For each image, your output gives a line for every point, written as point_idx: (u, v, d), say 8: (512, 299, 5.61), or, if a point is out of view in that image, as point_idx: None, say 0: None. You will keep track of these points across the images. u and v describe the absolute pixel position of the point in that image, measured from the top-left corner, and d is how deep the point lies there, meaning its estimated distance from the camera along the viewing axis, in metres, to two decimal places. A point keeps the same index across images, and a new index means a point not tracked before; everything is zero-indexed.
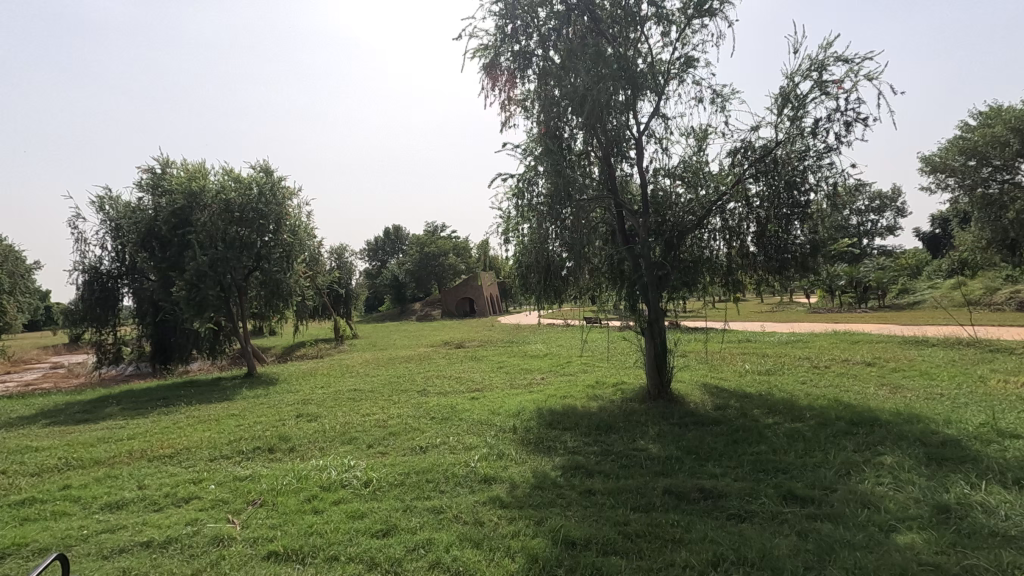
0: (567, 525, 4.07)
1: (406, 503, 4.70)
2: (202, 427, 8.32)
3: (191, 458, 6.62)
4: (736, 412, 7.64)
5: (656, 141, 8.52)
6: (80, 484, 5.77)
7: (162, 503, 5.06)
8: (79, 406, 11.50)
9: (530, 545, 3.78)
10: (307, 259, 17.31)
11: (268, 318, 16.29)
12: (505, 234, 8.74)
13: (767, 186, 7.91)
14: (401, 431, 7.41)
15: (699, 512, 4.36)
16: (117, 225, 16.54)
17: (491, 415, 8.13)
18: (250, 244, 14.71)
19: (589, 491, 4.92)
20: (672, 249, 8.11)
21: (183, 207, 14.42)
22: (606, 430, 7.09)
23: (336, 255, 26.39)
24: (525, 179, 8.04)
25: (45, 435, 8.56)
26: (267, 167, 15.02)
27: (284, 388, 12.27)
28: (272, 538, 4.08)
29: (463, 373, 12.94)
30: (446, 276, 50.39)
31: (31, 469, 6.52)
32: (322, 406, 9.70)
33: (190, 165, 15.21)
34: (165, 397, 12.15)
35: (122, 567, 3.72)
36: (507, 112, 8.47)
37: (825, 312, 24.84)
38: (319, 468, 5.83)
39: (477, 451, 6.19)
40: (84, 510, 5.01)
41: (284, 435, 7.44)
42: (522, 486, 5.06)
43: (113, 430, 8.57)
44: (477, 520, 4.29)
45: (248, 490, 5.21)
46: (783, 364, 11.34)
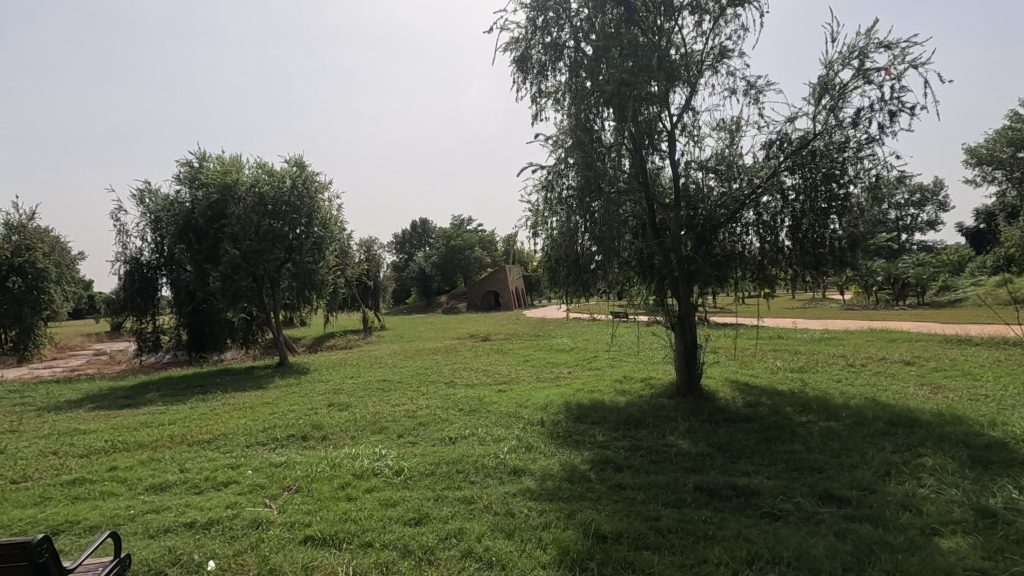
0: (598, 519, 4.07)
1: (437, 492, 4.76)
2: (238, 415, 8.57)
3: (229, 444, 6.82)
4: (768, 409, 7.51)
5: (688, 133, 8.38)
6: (126, 466, 6.01)
7: (203, 486, 5.24)
8: (122, 391, 11.96)
9: (561, 538, 3.79)
10: (338, 251, 17.65)
11: (299, 309, 16.65)
12: (534, 228, 8.73)
13: (803, 179, 7.70)
14: (430, 422, 7.50)
15: (732, 510, 4.31)
16: (157, 218, 17.10)
17: (518, 407, 8.17)
18: (284, 236, 15.05)
19: (619, 485, 4.90)
20: (704, 244, 8.02)
21: (218, 200, 14.80)
22: (634, 425, 7.06)
23: (364, 248, 26.88)
24: (555, 171, 8.01)
25: (91, 419, 8.94)
26: (299, 161, 15.31)
27: (315, 377, 12.54)
28: (308, 523, 4.18)
29: (490, 365, 13.03)
30: (472, 269, 50.77)
31: (80, 451, 6.83)
32: (352, 396, 9.87)
33: (225, 159, 15.59)
34: (202, 384, 12.56)
35: (167, 546, 3.87)
36: (537, 105, 8.44)
37: (860, 309, 24.19)
38: (351, 456, 5.95)
39: (506, 444, 6.23)
40: (131, 491, 5.23)
41: (317, 424, 7.61)
42: (552, 479, 5.08)
43: (154, 416, 8.89)
44: (508, 511, 4.32)
45: (284, 476, 5.35)
46: (816, 361, 11.10)
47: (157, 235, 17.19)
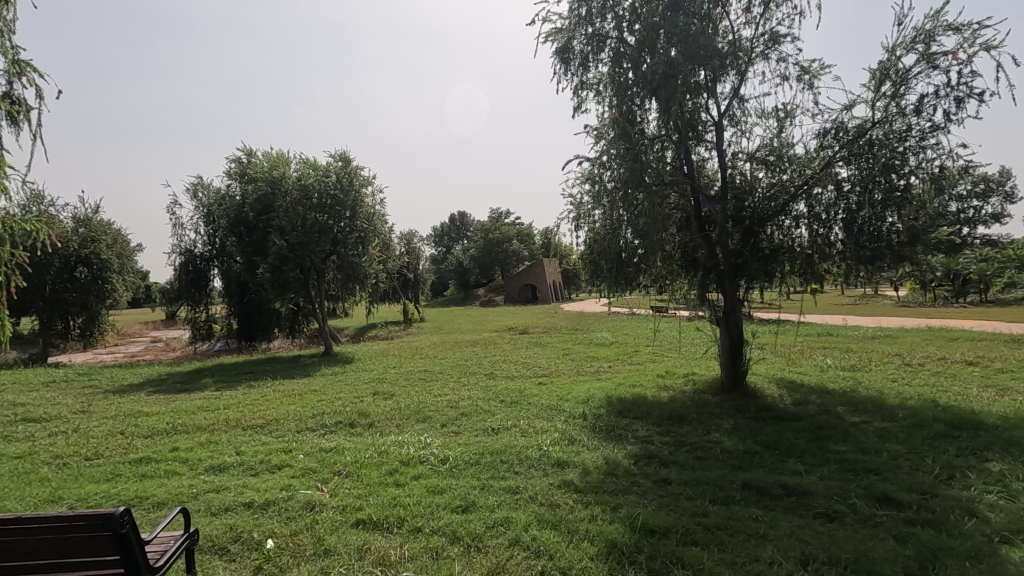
0: (645, 513, 4.05)
1: (482, 481, 4.84)
2: (287, 401, 8.89)
3: (281, 429, 7.10)
4: (818, 408, 7.29)
5: (737, 123, 8.16)
6: (186, 447, 6.34)
7: (258, 469, 5.47)
8: (178, 377, 12.55)
9: (607, 530, 3.79)
10: (381, 244, 17.98)
11: (343, 301, 17.07)
12: (576, 221, 8.69)
13: (859, 170, 7.40)
14: (472, 413, 7.58)
15: (784, 509, 4.22)
16: (209, 211, 17.82)
17: (559, 400, 8.16)
18: (329, 229, 15.44)
19: (664, 480, 4.86)
20: (750, 237, 7.92)
21: (266, 194, 15.31)
22: (678, 420, 6.96)
23: (404, 241, 27.33)
24: (597, 163, 7.95)
25: (153, 401, 9.46)
26: (343, 155, 15.66)
27: (358, 367, 12.86)
28: (359, 507, 4.31)
29: (529, 358, 13.06)
30: (510, 262, 50.88)
31: (145, 432, 7.24)
32: (395, 385, 10.08)
33: (272, 154, 16.08)
34: (252, 371, 13.06)
35: (228, 524, 4.06)
36: (579, 97, 8.38)
37: (917, 306, 23.06)
38: (397, 444, 6.09)
39: (548, 436, 6.25)
40: (192, 471, 5.51)
41: (363, 412, 7.81)
42: (594, 472, 5.08)
43: (210, 400, 9.31)
44: (553, 502, 4.35)
45: (334, 461, 5.53)
46: (869, 360, 10.69)
47: (209, 228, 17.93)
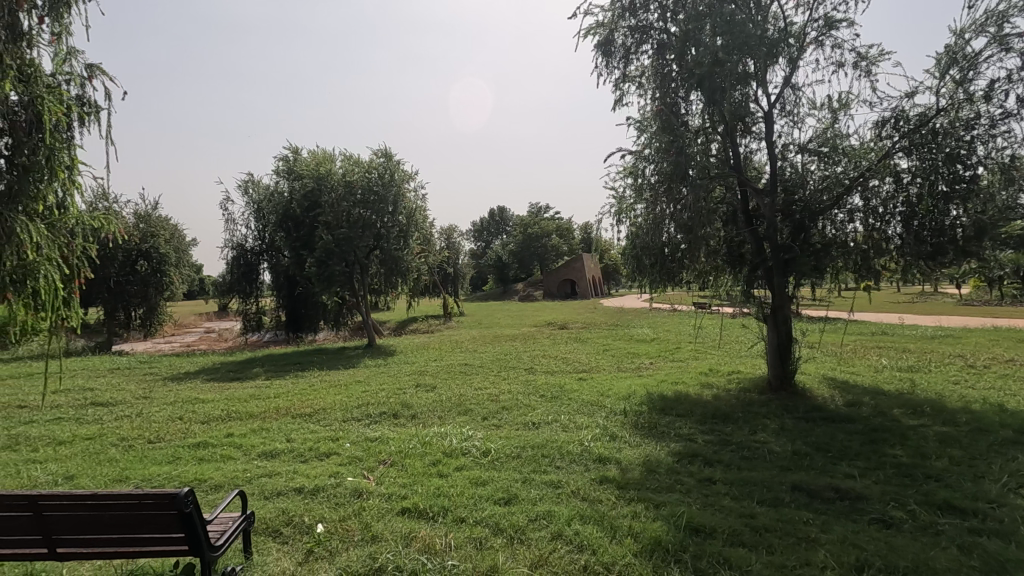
0: (689, 512, 3.99)
1: (524, 474, 4.87)
2: (333, 391, 9.16)
3: (328, 417, 7.33)
4: (872, 410, 7.00)
5: (789, 113, 7.88)
6: (240, 433, 6.63)
7: (307, 455, 5.67)
8: (230, 366, 13.11)
9: (652, 528, 3.75)
10: (422, 238, 18.25)
11: (386, 295, 17.42)
12: (618, 216, 8.58)
13: (921, 160, 7.03)
14: (513, 407, 7.63)
15: (836, 513, 4.07)
16: (259, 207, 18.48)
17: (600, 396, 8.11)
18: (372, 224, 15.75)
19: (709, 479, 4.77)
20: (801, 231, 7.64)
21: (313, 189, 15.80)
22: (723, 419, 6.82)
23: (444, 235, 27.66)
24: (639, 157, 7.82)
25: (209, 389, 9.92)
26: (385, 151, 15.93)
27: (400, 359, 13.11)
28: (404, 496, 4.41)
29: (569, 353, 13.01)
30: (549, 257, 50.75)
31: (202, 418, 7.60)
32: (436, 378, 10.23)
33: (318, 151, 16.53)
34: (300, 362, 13.51)
35: (281, 508, 4.23)
36: (621, 91, 8.25)
37: (980, 305, 21.76)
38: (439, 435, 6.19)
39: (588, 431, 6.23)
40: (246, 456, 5.76)
41: (406, 403, 7.97)
42: (636, 469, 5.04)
43: (260, 389, 9.70)
44: (595, 498, 4.33)
45: (379, 451, 5.67)
46: (928, 360, 10.19)
47: (259, 224, 18.60)
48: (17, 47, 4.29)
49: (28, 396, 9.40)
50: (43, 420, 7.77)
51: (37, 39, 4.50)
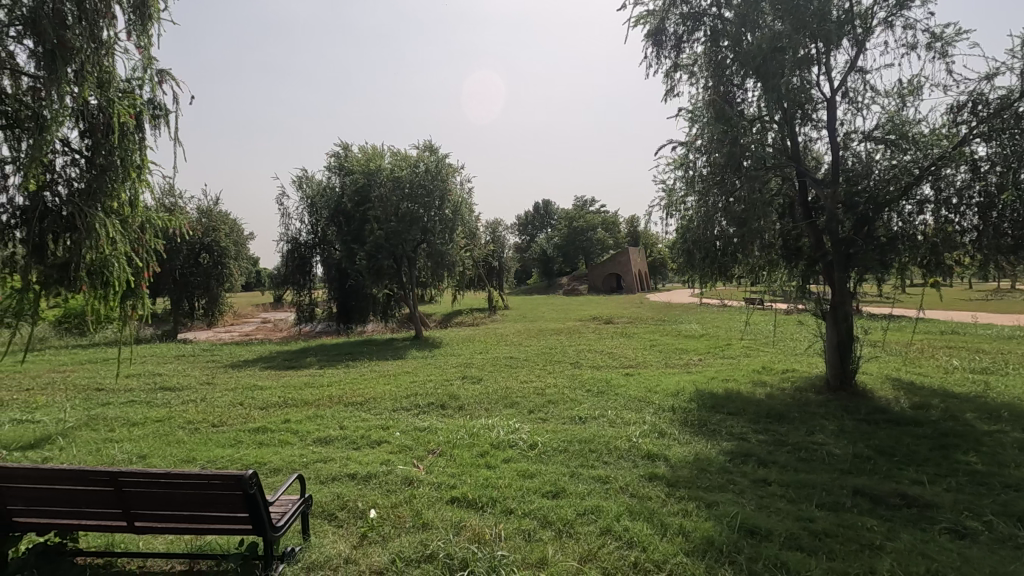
0: (743, 513, 3.88)
1: (572, 468, 4.86)
2: (383, 381, 9.41)
3: (378, 406, 7.53)
4: (942, 413, 6.60)
5: (853, 99, 7.47)
6: (296, 419, 6.90)
7: (359, 443, 5.84)
8: (286, 355, 13.65)
9: (704, 528, 3.67)
10: (468, 232, 18.39)
11: (432, 287, 17.67)
12: (667, 209, 8.40)
13: (1001, 147, 6.53)
14: (559, 400, 7.61)
15: (903, 521, 3.87)
16: (312, 202, 19.10)
17: (647, 392, 7.98)
18: (419, 218, 15.96)
19: (764, 480, 4.62)
20: (864, 224, 7.24)
21: (364, 184, 16.28)
22: (777, 418, 6.59)
23: (489, 229, 27.79)
24: (691, 148, 7.60)
25: (267, 377, 10.37)
26: (432, 146, 16.12)
27: (447, 351, 13.31)
28: (453, 485, 4.48)
29: (615, 348, 12.87)
30: (594, 251, 50.21)
31: (261, 403, 7.96)
32: (482, 370, 10.33)
33: (367, 147, 16.91)
34: (351, 352, 13.93)
35: (336, 493, 4.39)
36: (672, 81, 8.03)
37: None
38: (487, 427, 6.26)
39: (637, 427, 6.14)
40: (302, 441, 5.99)
41: (453, 394, 8.09)
42: (687, 467, 4.93)
43: (314, 378, 10.07)
44: (644, 494, 4.27)
45: (428, 440, 5.79)
46: (1005, 362, 9.51)
47: (312, 218, 19.22)
48: (99, 55, 4.67)
49: (105, 379, 10.09)
50: (119, 402, 8.33)
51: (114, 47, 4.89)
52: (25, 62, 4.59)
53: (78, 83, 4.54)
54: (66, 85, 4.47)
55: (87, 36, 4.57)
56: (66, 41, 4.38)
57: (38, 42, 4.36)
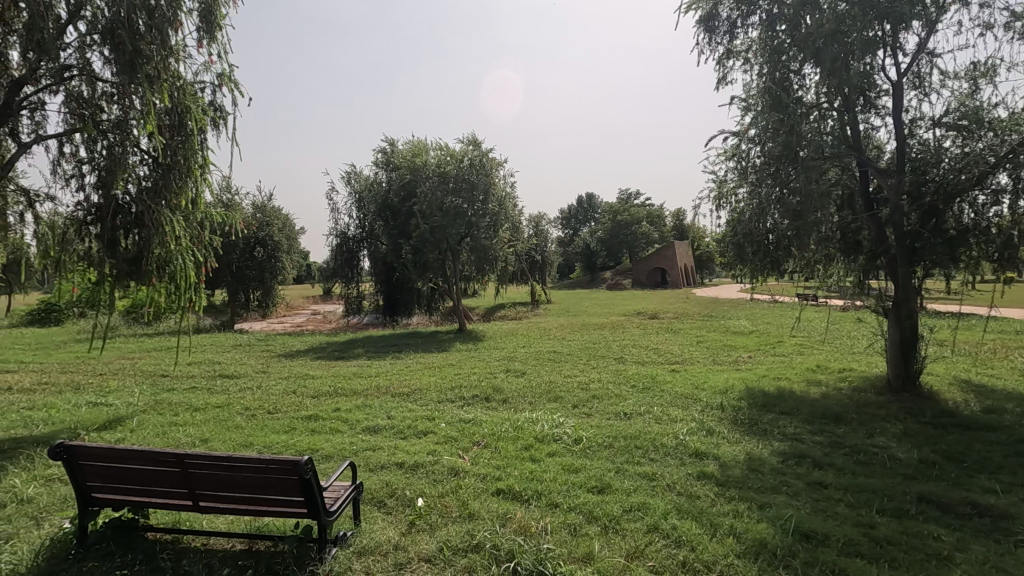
0: (798, 516, 3.74)
1: (617, 464, 4.82)
2: (428, 373, 9.58)
3: (424, 398, 7.67)
4: (1018, 418, 6.17)
5: (921, 84, 7.04)
6: (346, 408, 7.11)
7: (406, 432, 5.97)
8: (335, 346, 14.08)
9: (756, 530, 3.56)
10: (511, 227, 18.44)
11: (475, 281, 17.82)
12: (717, 201, 8.15)
13: None
14: (603, 396, 7.55)
15: (973, 531, 3.65)
16: (359, 197, 19.56)
17: (694, 389, 7.81)
18: (463, 212, 16.11)
19: (820, 483, 4.44)
20: (932, 216, 6.80)
21: (410, 179, 16.62)
22: (833, 419, 6.32)
23: (533, 224, 27.77)
24: (744, 138, 7.33)
25: (317, 367, 10.73)
26: (476, 140, 16.22)
27: (490, 344, 13.40)
28: (498, 478, 4.51)
29: (660, 344, 12.65)
30: (639, 245, 49.41)
31: (312, 392, 8.24)
32: (526, 364, 10.36)
33: (413, 142, 17.18)
34: (397, 344, 14.23)
35: (385, 480, 4.50)
36: (725, 67, 7.77)
37: None
38: (532, 420, 6.27)
39: (684, 425, 6.02)
40: (351, 430, 6.17)
41: (497, 387, 8.15)
42: (738, 466, 4.79)
43: (362, 368, 10.36)
44: (692, 493, 4.19)
45: (473, 432, 5.85)
46: None
47: (360, 213, 19.71)
48: (166, 60, 5.01)
49: (169, 366, 10.67)
50: (182, 388, 8.80)
51: (182, 54, 5.22)
52: (103, 70, 4.95)
53: (151, 89, 4.87)
54: (141, 90, 4.80)
55: (159, 44, 4.91)
56: (140, 48, 4.77)
57: (119, 52, 4.72)
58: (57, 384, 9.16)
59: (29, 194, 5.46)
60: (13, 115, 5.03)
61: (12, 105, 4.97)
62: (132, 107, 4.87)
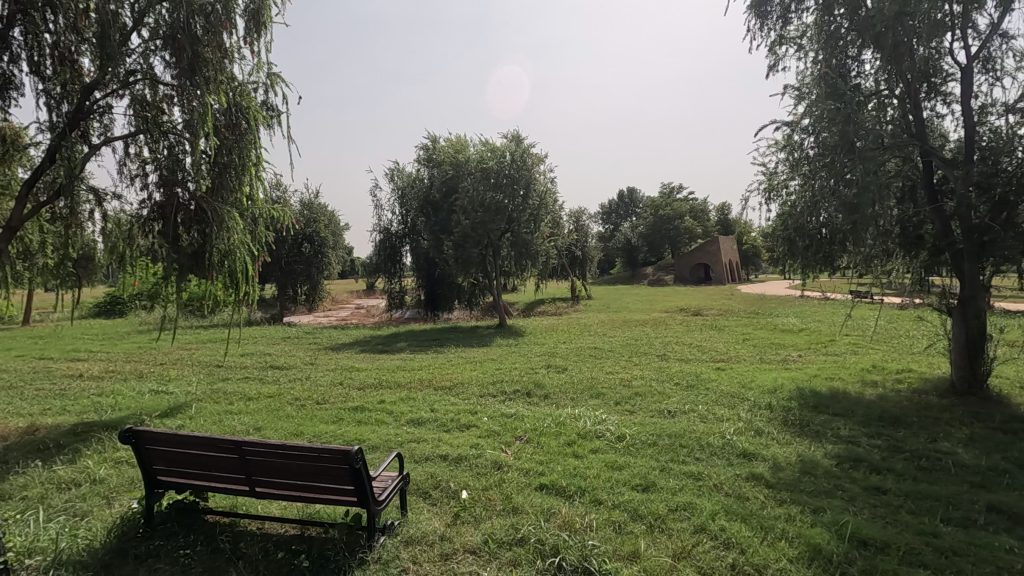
0: (856, 522, 3.59)
1: (662, 463, 4.74)
2: (470, 367, 9.67)
3: (466, 392, 7.74)
4: None
5: (993, 66, 6.60)
6: (390, 401, 7.26)
7: (449, 426, 6.05)
8: (378, 339, 14.38)
9: (810, 534, 3.44)
10: (552, 221, 18.36)
11: (516, 277, 17.85)
12: (767, 194, 7.88)
13: None
14: (646, 393, 7.43)
15: None
16: (402, 193, 19.88)
17: (741, 388, 7.60)
18: (504, 208, 16.15)
19: (878, 489, 4.24)
20: (1003, 209, 6.36)
21: (451, 175, 16.87)
22: (891, 422, 6.03)
23: (573, 219, 27.57)
24: (797, 128, 7.05)
25: (362, 360, 10.99)
26: (517, 136, 16.19)
27: (530, 340, 13.39)
28: (541, 473, 4.52)
29: (705, 341, 12.36)
30: (681, 240, 48.36)
31: (358, 384, 8.46)
32: (567, 360, 10.31)
33: (454, 138, 17.31)
34: (438, 338, 14.43)
35: (429, 472, 4.57)
36: (777, 54, 7.47)
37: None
38: (574, 417, 6.24)
39: (731, 424, 5.87)
40: (395, 422, 6.29)
41: (538, 383, 8.15)
42: (789, 468, 4.64)
43: (405, 362, 10.54)
44: (741, 494, 4.08)
45: (515, 427, 5.87)
46: None
47: (403, 209, 20.03)
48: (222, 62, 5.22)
49: (224, 357, 11.14)
50: (236, 378, 9.18)
51: (236, 55, 5.42)
52: (164, 73, 5.19)
53: (208, 90, 5.08)
54: (201, 93, 5.04)
55: (215, 46, 5.11)
56: (199, 51, 5.00)
57: (180, 57, 4.96)
58: (122, 373, 9.70)
59: (97, 193, 5.77)
60: (84, 119, 5.32)
61: (82, 109, 5.26)
62: (192, 109, 5.11)
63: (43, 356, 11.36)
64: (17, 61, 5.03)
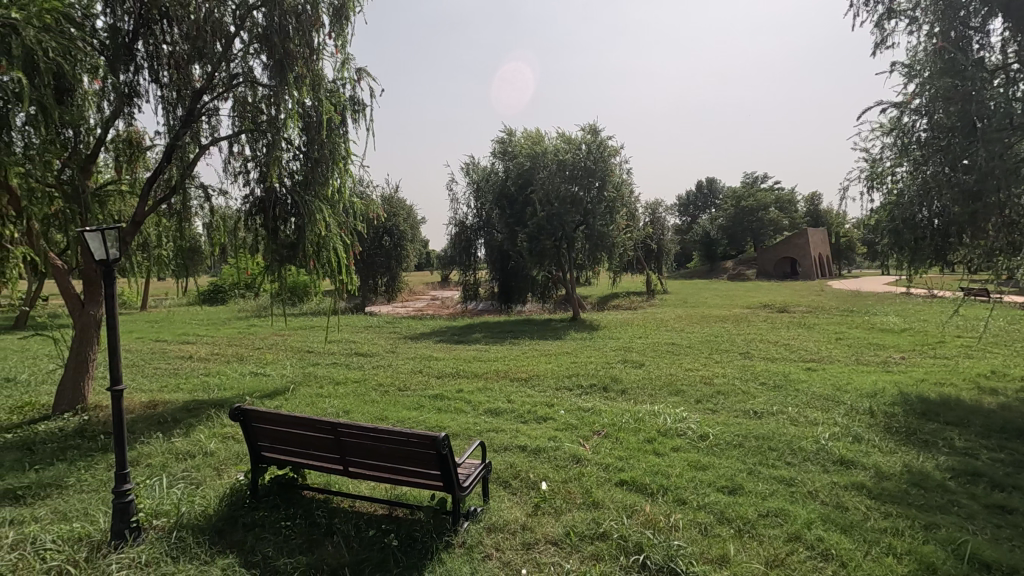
0: (976, 542, 3.26)
1: (750, 465, 4.53)
2: (545, 360, 9.69)
3: (542, 384, 7.78)
4: None
5: None
6: (468, 390, 7.43)
7: (526, 417, 6.10)
8: (454, 330, 14.74)
9: (922, 551, 3.17)
10: (628, 213, 17.98)
11: (590, 270, 17.64)
12: (869, 182, 7.28)
13: None
14: (729, 392, 7.13)
15: None
16: (477, 187, 20.18)
17: (836, 390, 7.10)
18: (581, 200, 15.94)
19: (1002, 508, 3.83)
20: None
21: (527, 168, 16.89)
22: (1016, 434, 5.42)
23: (650, 211, 26.81)
24: (907, 110, 6.44)
25: (440, 349, 11.32)
26: (594, 127, 15.96)
27: (605, 334, 13.23)
28: (622, 468, 4.45)
29: (793, 339, 11.66)
30: (766, 233, 45.79)
31: (437, 373, 8.72)
32: (643, 355, 10.09)
33: (530, 131, 17.30)
34: (512, 330, 14.56)
35: (509, 462, 4.63)
36: (884, 29, 6.84)
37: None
38: (653, 413, 6.09)
39: (825, 428, 5.51)
40: (473, 411, 6.43)
41: (615, 377, 8.03)
42: (895, 479, 4.29)
43: (482, 352, 10.74)
44: (840, 504, 3.82)
45: (592, 421, 5.81)
46: None
47: (478, 202, 20.33)
48: (312, 61, 5.55)
49: (313, 343, 11.85)
50: (324, 364, 9.73)
51: (325, 54, 5.71)
52: (262, 75, 5.59)
53: (298, 87, 5.42)
54: (293, 91, 5.37)
55: (306, 46, 5.44)
56: (291, 52, 5.34)
57: (274, 57, 5.32)
58: (225, 356, 10.56)
59: (207, 190, 6.30)
60: (195, 122, 5.81)
61: (194, 113, 5.75)
62: (286, 107, 5.46)
63: (159, 339, 12.57)
64: (140, 70, 5.58)
